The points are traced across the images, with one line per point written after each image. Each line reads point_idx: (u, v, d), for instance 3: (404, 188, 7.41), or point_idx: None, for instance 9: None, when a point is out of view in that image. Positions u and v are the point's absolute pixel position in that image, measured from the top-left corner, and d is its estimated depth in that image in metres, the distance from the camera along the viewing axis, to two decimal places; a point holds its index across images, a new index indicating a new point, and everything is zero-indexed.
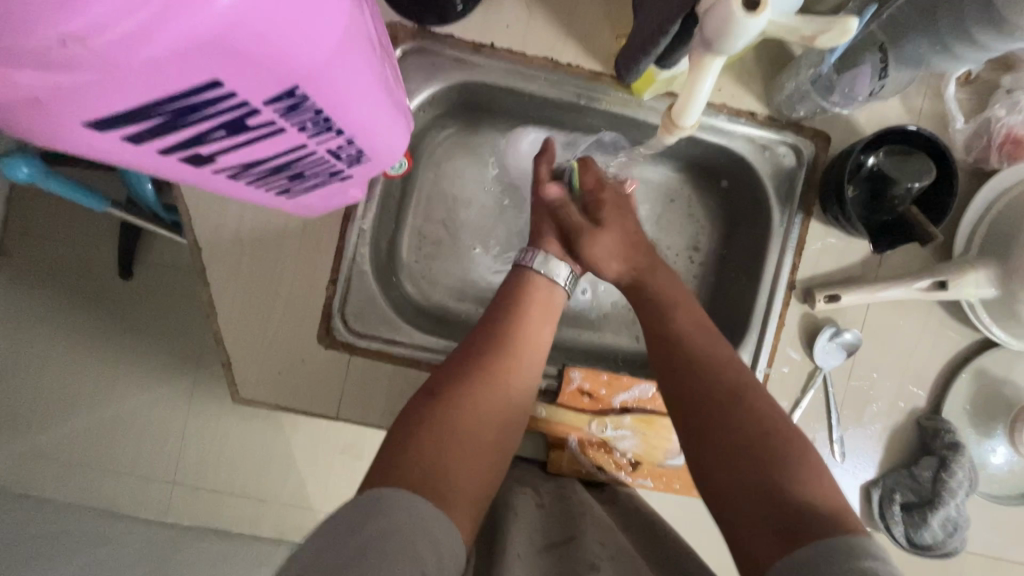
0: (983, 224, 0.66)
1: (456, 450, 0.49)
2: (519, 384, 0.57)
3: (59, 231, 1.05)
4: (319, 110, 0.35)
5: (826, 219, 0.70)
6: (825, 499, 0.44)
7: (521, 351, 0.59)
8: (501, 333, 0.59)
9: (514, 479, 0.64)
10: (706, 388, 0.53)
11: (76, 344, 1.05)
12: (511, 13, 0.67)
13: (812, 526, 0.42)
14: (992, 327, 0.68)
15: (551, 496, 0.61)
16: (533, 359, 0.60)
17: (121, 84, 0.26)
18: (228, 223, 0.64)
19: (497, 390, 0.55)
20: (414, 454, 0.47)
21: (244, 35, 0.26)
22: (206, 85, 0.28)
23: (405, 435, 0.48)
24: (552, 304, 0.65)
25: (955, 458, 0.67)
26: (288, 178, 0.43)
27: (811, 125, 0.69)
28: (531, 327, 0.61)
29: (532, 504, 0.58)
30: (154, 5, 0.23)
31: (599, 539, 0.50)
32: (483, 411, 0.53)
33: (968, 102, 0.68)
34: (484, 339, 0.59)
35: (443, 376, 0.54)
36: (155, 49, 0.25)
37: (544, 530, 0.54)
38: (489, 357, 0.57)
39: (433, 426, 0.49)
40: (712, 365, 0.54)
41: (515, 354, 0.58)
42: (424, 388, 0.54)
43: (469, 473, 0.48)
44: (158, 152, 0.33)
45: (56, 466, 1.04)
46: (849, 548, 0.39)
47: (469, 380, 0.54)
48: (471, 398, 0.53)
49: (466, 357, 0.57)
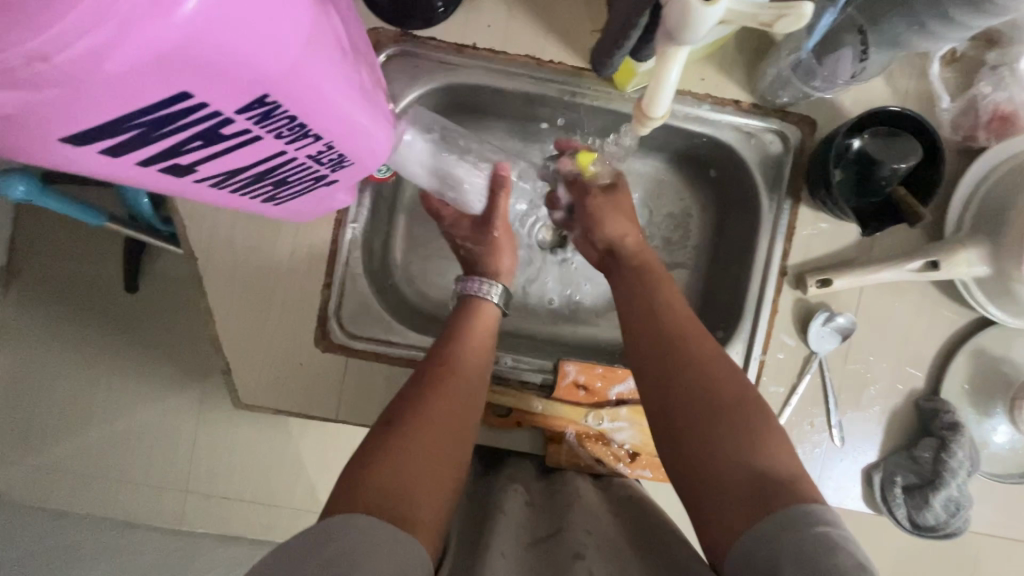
0: (974, 203, 0.66)
1: (414, 465, 0.47)
2: (476, 392, 0.57)
3: (65, 248, 1.07)
4: (293, 116, 0.36)
5: (815, 204, 0.70)
6: (787, 473, 0.44)
7: (472, 365, 0.59)
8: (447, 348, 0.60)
9: (508, 478, 0.64)
10: (674, 371, 0.52)
11: (85, 358, 1.07)
12: (492, 13, 0.67)
13: (780, 493, 0.42)
14: (988, 305, 0.67)
15: (540, 493, 0.62)
16: (479, 360, 0.60)
17: (91, 100, 0.27)
18: (222, 232, 0.65)
19: (454, 400, 0.55)
20: (376, 475, 0.46)
21: (205, 46, 0.27)
22: (175, 97, 0.29)
23: (367, 458, 0.47)
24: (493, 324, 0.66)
25: (955, 439, 0.67)
26: (272, 185, 0.44)
27: (796, 111, 0.69)
28: (477, 339, 0.62)
29: (522, 503, 0.58)
30: (115, 21, 0.24)
31: (587, 531, 0.50)
32: (442, 424, 0.52)
33: (953, 81, 0.68)
34: (433, 358, 0.59)
35: (399, 398, 0.54)
36: (120, 63, 0.26)
37: (531, 527, 0.53)
38: (439, 371, 0.57)
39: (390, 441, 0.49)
40: (681, 346, 0.53)
41: (466, 365, 0.59)
42: (383, 413, 0.53)
43: (433, 481, 0.48)
44: (137, 163, 0.33)
45: (72, 478, 1.06)
46: (802, 517, 0.39)
47: (421, 397, 0.54)
48: (423, 411, 0.52)
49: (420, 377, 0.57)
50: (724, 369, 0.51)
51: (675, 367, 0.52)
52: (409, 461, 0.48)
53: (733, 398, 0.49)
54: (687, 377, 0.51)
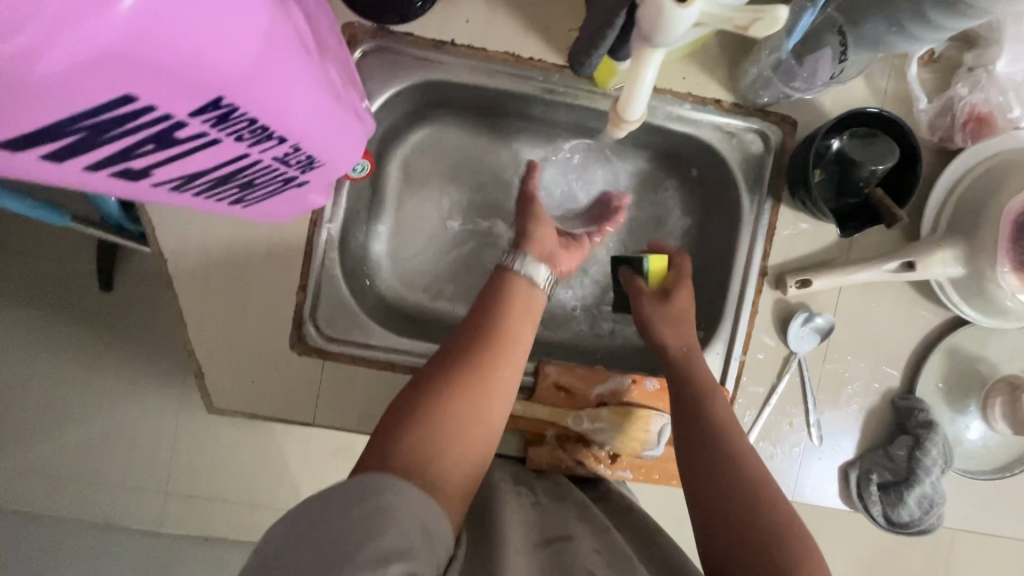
0: (950, 204, 0.67)
1: (440, 440, 0.47)
2: (516, 375, 0.55)
3: (33, 246, 1.04)
4: (253, 119, 0.34)
5: (796, 204, 0.70)
6: None
7: (510, 340, 0.56)
8: (487, 320, 0.57)
9: (514, 479, 0.63)
10: (722, 478, 0.52)
11: (56, 359, 1.04)
12: (470, 8, 0.66)
13: None
14: (963, 305, 0.68)
15: (547, 495, 0.61)
16: (519, 334, 0.57)
17: (26, 106, 0.25)
18: (193, 232, 0.63)
19: (489, 380, 0.53)
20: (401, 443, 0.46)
21: (143, 48, 0.25)
22: (120, 100, 0.27)
23: (394, 425, 0.48)
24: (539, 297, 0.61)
25: (929, 437, 0.68)
26: (237, 187, 0.43)
27: (777, 111, 0.69)
28: (517, 314, 0.58)
29: (528, 502, 0.58)
30: (41, 23, 0.22)
31: (596, 546, 0.49)
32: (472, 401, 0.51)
33: (931, 82, 0.68)
34: (470, 330, 0.57)
35: (434, 366, 0.54)
36: (51, 67, 0.24)
37: (539, 527, 0.53)
38: (478, 352, 0.54)
39: (420, 425, 0.48)
40: (740, 470, 0.52)
41: (504, 340, 0.56)
42: (417, 379, 0.53)
43: (462, 472, 0.47)
44: (84, 169, 0.31)
45: (45, 481, 1.04)
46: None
47: (454, 369, 0.52)
48: (454, 386, 0.51)
49: (457, 348, 0.55)
50: (781, 502, 0.50)
51: (723, 475, 0.52)
52: (435, 433, 0.47)
53: (790, 532, 0.47)
54: (744, 503, 0.49)
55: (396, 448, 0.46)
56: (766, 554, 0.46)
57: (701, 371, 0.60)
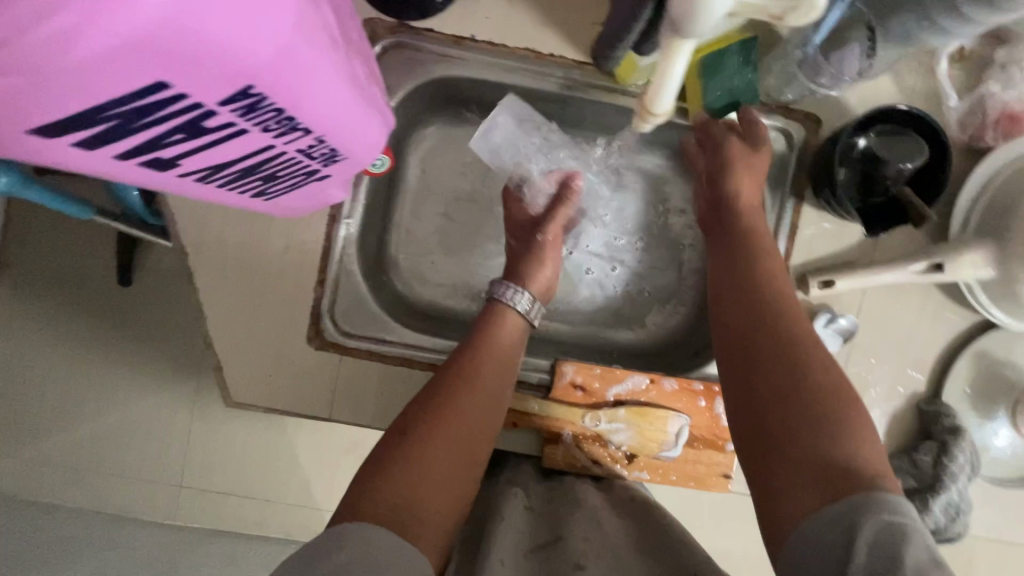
0: (979, 205, 0.65)
1: (426, 485, 0.46)
2: (496, 413, 0.55)
3: (55, 240, 1.05)
4: (280, 109, 0.34)
5: (819, 204, 0.68)
6: (868, 461, 0.41)
7: (493, 379, 0.57)
8: (469, 359, 0.57)
9: (507, 482, 0.63)
10: (762, 326, 0.50)
11: (76, 352, 1.06)
12: (490, 4, 0.65)
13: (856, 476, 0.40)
14: (992, 309, 0.66)
15: (539, 497, 0.61)
16: (500, 372, 0.58)
17: (60, 87, 0.25)
18: (213, 226, 0.64)
19: (472, 420, 0.53)
20: (387, 488, 0.45)
21: (178, 33, 0.25)
22: (153, 86, 0.27)
23: (378, 470, 0.46)
24: (518, 337, 0.63)
25: (955, 443, 0.66)
26: (261, 179, 0.43)
27: (801, 108, 0.68)
28: (499, 352, 0.59)
29: (522, 506, 0.57)
30: None
31: (585, 544, 0.49)
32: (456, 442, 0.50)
33: (961, 79, 0.66)
34: (452, 369, 0.56)
35: (416, 406, 0.52)
36: (88, 48, 0.24)
37: (531, 534, 0.52)
38: (459, 381, 0.55)
39: (402, 453, 0.48)
40: (785, 322, 0.50)
41: (487, 378, 0.56)
42: (396, 420, 0.52)
43: (446, 495, 0.47)
44: (115, 157, 0.32)
45: (64, 472, 1.05)
46: (873, 507, 0.38)
47: (438, 409, 0.52)
48: (438, 427, 0.50)
49: (440, 387, 0.54)
50: (823, 352, 0.48)
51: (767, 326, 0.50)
52: (420, 478, 0.46)
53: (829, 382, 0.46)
54: (779, 350, 0.48)
55: (379, 478, 0.46)
56: (796, 397, 0.45)
57: (758, 237, 0.58)
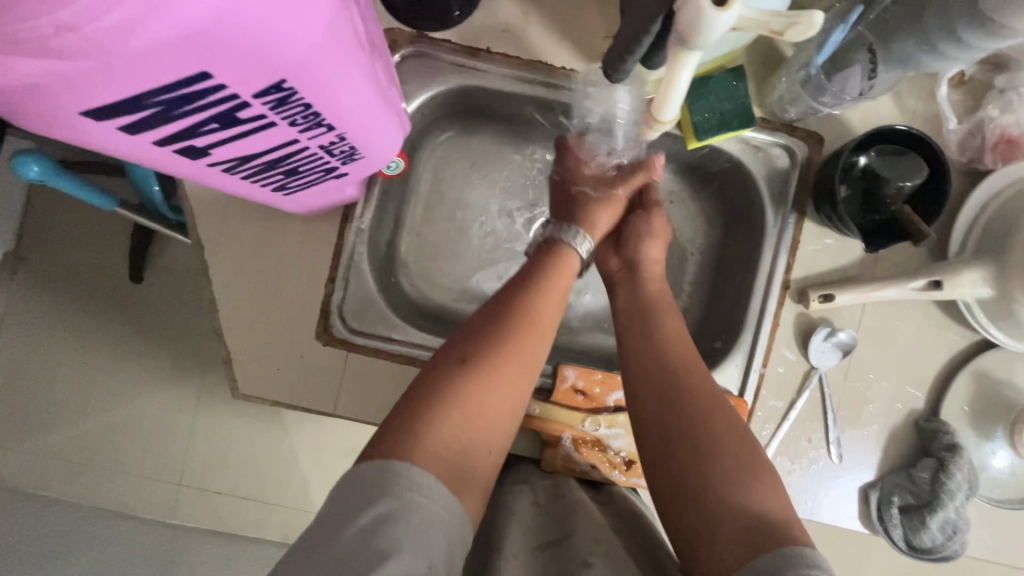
0: (978, 226, 0.66)
1: (469, 425, 0.46)
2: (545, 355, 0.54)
3: (74, 235, 1.08)
4: (308, 105, 0.36)
5: (819, 219, 0.70)
6: (777, 515, 0.43)
7: (547, 319, 0.56)
8: (521, 296, 0.56)
9: (512, 481, 0.64)
10: (673, 389, 0.52)
11: (87, 345, 1.08)
12: (507, 19, 0.68)
13: (769, 535, 0.41)
14: (991, 328, 0.67)
15: (546, 492, 0.62)
16: (552, 313, 0.57)
17: (114, 73, 0.27)
18: (231, 222, 0.66)
19: (527, 357, 0.52)
20: (432, 423, 0.44)
21: (226, 27, 0.27)
22: (196, 76, 0.29)
23: (424, 401, 0.46)
24: (571, 274, 0.62)
25: (954, 460, 0.66)
26: (283, 174, 0.45)
27: (804, 127, 0.69)
28: (553, 294, 0.58)
29: (529, 502, 0.59)
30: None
31: (596, 540, 0.50)
32: (506, 383, 0.49)
33: (961, 104, 0.68)
34: (503, 304, 0.55)
35: (465, 339, 0.52)
36: (143, 39, 0.26)
37: (540, 531, 0.54)
38: (512, 318, 0.54)
39: (449, 388, 0.47)
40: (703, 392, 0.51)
41: (540, 318, 0.55)
42: (449, 349, 0.51)
43: (489, 438, 0.47)
44: (153, 142, 0.34)
45: (67, 466, 1.06)
46: (797, 559, 0.39)
47: (490, 345, 0.51)
48: (491, 362, 0.49)
49: (491, 323, 0.53)
50: (728, 412, 0.50)
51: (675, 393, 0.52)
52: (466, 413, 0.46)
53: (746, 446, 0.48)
54: (699, 425, 0.49)
55: (425, 415, 0.45)
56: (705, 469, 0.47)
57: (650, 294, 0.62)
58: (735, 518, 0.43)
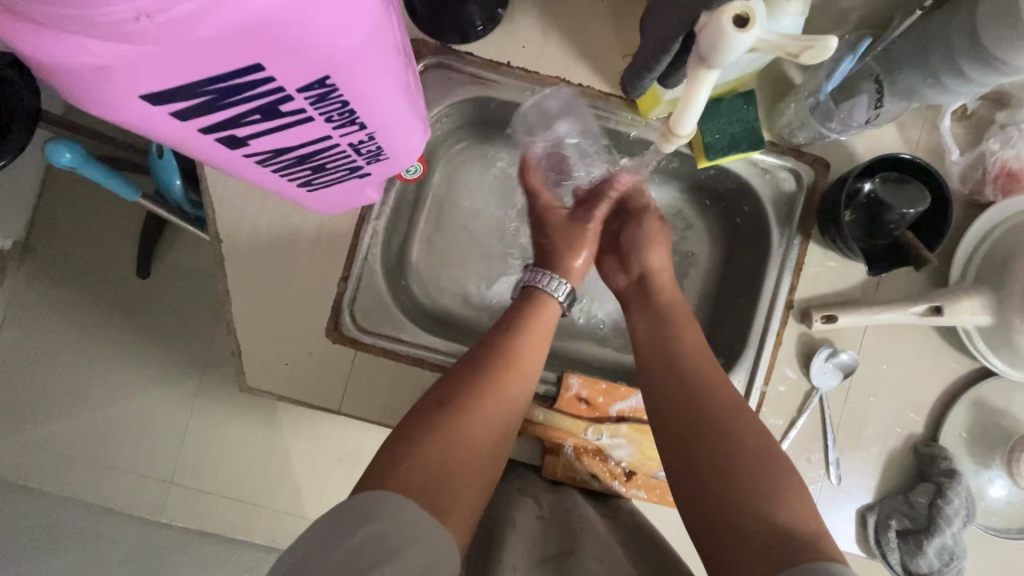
0: (977, 256, 0.68)
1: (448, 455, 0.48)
2: (521, 386, 0.57)
3: (86, 228, 1.09)
4: (345, 102, 0.38)
5: (825, 242, 0.72)
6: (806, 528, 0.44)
7: (522, 356, 0.59)
8: (497, 338, 0.59)
9: (517, 490, 0.65)
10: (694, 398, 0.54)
11: (90, 338, 1.08)
12: (528, 35, 0.71)
13: (795, 551, 0.42)
14: (990, 356, 0.68)
15: (551, 506, 0.62)
16: (529, 350, 0.60)
17: (175, 60, 0.29)
18: (248, 219, 0.68)
19: (499, 392, 0.55)
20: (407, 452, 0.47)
21: (282, 22, 0.29)
22: (249, 68, 0.31)
23: (403, 436, 0.49)
24: (550, 313, 0.65)
25: (951, 486, 0.67)
26: (310, 169, 0.47)
27: (811, 152, 0.71)
28: (528, 332, 0.61)
29: (533, 515, 0.59)
30: None
31: (598, 559, 0.50)
32: (479, 416, 0.52)
33: (964, 136, 0.71)
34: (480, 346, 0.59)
35: (444, 378, 0.55)
36: (208, 30, 0.28)
37: (539, 545, 0.54)
38: (483, 358, 0.57)
39: (425, 421, 0.50)
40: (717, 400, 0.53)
41: (514, 356, 0.58)
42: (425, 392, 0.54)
43: (470, 464, 0.49)
44: (198, 130, 0.36)
45: (61, 459, 1.06)
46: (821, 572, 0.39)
47: (464, 383, 0.54)
48: (464, 397, 0.53)
49: (464, 365, 0.56)
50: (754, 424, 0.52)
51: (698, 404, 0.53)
52: (442, 445, 0.48)
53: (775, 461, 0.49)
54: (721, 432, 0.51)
55: (401, 449, 0.47)
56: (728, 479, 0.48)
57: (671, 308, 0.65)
58: (755, 524, 0.45)
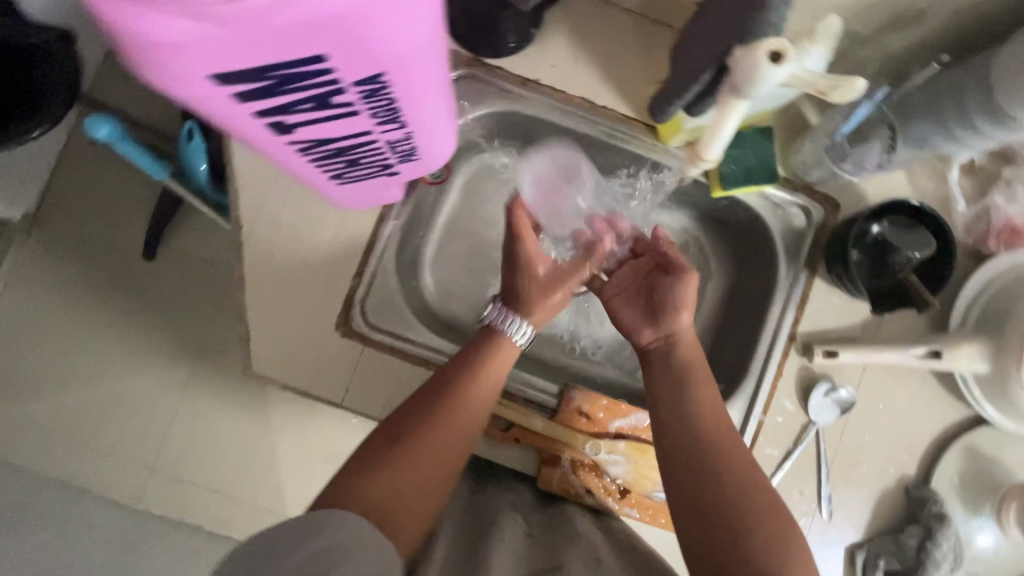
0: (976, 305, 0.70)
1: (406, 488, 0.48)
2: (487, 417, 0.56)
3: (98, 204, 1.10)
4: (392, 100, 0.39)
5: (830, 279, 0.73)
6: None
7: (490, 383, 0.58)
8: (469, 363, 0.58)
9: (509, 506, 0.65)
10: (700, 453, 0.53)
11: (90, 314, 1.09)
12: (558, 55, 0.73)
13: None
14: (986, 404, 0.71)
15: (540, 526, 0.62)
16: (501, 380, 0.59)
17: (249, 45, 0.31)
18: (269, 207, 0.69)
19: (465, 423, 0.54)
20: (370, 480, 0.47)
21: (351, 20, 0.31)
22: (313, 58, 0.33)
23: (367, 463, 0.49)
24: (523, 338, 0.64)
25: (940, 529, 0.67)
26: (345, 162, 0.48)
27: (822, 190, 0.73)
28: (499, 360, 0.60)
29: (521, 530, 0.59)
30: None
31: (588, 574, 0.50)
32: (442, 446, 0.52)
33: (970, 189, 0.73)
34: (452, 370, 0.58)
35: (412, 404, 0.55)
36: (284, 20, 0.29)
37: (531, 559, 0.53)
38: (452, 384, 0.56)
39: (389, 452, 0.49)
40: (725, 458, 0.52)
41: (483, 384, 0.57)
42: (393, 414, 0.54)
43: (426, 497, 0.49)
44: (252, 112, 0.38)
45: (48, 433, 1.05)
46: None
47: (433, 412, 0.53)
48: (430, 428, 0.52)
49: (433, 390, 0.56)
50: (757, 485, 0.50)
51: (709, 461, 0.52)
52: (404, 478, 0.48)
53: (772, 538, 0.47)
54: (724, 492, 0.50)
55: (365, 476, 0.47)
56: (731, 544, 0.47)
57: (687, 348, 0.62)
58: None
